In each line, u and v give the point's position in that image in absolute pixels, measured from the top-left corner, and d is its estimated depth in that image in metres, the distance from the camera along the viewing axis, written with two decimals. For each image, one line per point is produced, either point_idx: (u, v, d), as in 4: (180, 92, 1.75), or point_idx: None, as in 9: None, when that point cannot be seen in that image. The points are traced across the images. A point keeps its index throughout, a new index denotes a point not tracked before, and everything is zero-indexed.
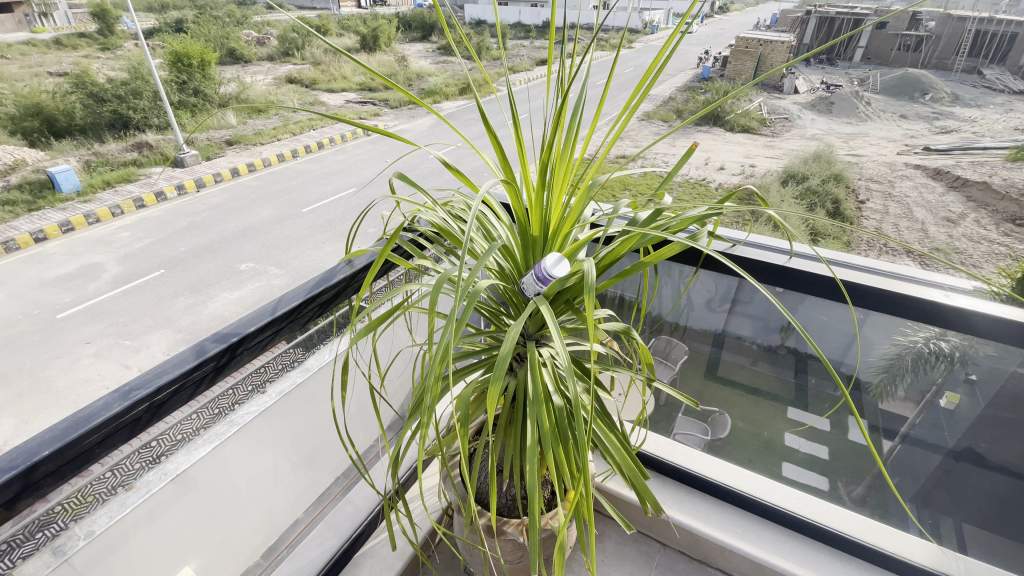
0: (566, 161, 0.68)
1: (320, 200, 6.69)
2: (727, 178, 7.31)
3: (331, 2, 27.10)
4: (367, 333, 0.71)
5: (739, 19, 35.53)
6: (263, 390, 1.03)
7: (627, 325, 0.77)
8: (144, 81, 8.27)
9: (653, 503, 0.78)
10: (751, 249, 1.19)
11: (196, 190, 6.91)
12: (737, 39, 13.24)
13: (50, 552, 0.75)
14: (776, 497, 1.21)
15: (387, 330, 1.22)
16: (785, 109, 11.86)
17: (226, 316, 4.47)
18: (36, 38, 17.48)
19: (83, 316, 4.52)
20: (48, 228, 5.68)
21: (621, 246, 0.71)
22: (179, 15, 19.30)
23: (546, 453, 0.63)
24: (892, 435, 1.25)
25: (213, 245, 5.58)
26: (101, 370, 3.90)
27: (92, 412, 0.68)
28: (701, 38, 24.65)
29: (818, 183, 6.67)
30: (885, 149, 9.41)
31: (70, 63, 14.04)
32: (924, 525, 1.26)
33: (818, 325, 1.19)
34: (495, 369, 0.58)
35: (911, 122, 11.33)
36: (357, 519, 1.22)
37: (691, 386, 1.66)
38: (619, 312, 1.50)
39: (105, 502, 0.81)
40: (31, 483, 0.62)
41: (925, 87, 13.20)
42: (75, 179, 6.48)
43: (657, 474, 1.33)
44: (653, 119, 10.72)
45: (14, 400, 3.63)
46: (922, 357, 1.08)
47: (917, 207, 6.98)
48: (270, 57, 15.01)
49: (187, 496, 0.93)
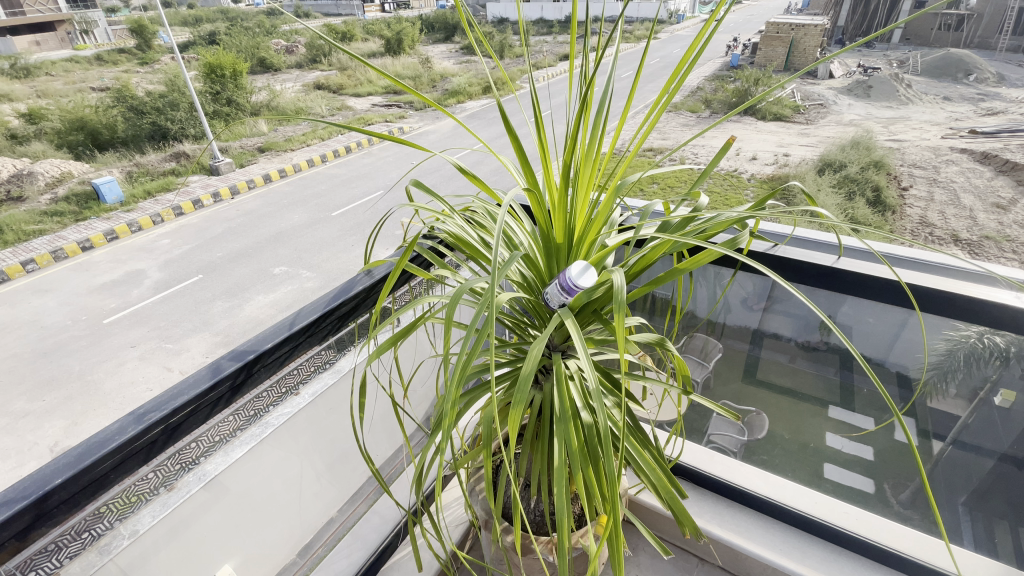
0: (591, 158, 0.63)
1: (348, 203, 6.79)
2: (761, 169, 7.08)
3: (357, 9, 27.54)
4: (384, 349, 0.68)
5: (765, 5, 34.43)
6: (297, 392, 1.01)
7: (662, 336, 0.71)
8: (180, 93, 8.48)
9: (692, 527, 0.72)
10: (794, 249, 1.12)
11: (231, 197, 7.10)
12: (767, 25, 12.81)
13: (96, 550, 0.75)
14: (823, 510, 1.14)
15: (409, 342, 1.21)
16: (820, 96, 11.41)
17: (260, 319, 4.56)
18: (79, 54, 18.25)
19: (127, 321, 4.69)
20: (93, 237, 5.92)
21: (654, 251, 0.66)
22: (211, 28, 19.91)
23: (576, 474, 0.58)
24: (943, 438, 1.17)
25: (248, 250, 5.72)
26: (145, 373, 4.02)
27: (106, 437, 0.68)
28: (729, 26, 23.99)
29: (857, 171, 6.37)
30: (928, 133, 8.96)
31: (111, 78, 14.66)
32: (980, 540, 1.15)
33: (863, 326, 1.12)
34: (520, 388, 0.55)
35: (956, 105, 10.77)
36: (385, 531, 1.18)
37: (728, 387, 1.61)
38: (652, 317, 1.44)
39: (149, 501, 0.80)
40: (44, 512, 0.63)
41: (970, 67, 12.50)
42: (118, 190, 6.74)
43: (695, 488, 1.26)
44: (680, 109, 10.46)
45: (65, 403, 3.81)
46: (977, 352, 1.00)
47: (965, 193, 6.62)
48: (298, 65, 15.35)
49: (223, 500, 0.94)
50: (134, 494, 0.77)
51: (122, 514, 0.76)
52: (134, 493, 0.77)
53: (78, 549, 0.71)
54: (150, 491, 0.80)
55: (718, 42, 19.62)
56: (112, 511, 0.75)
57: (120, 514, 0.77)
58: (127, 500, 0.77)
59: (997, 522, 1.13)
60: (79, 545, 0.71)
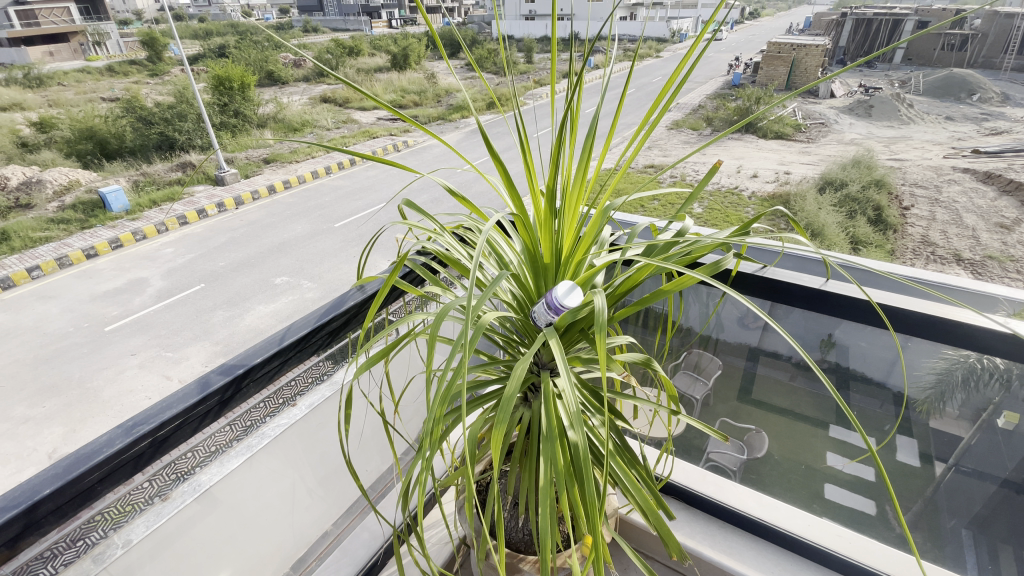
0: (577, 182, 0.65)
1: (351, 215, 6.85)
2: (761, 187, 7.12)
3: (365, 25, 28.06)
4: (369, 366, 0.67)
5: (769, 25, 34.86)
6: (292, 404, 1.03)
7: (649, 355, 0.71)
8: (189, 105, 8.61)
9: (677, 548, 0.71)
10: (784, 271, 1.12)
11: (236, 207, 7.15)
12: (769, 45, 12.99)
13: (91, 559, 0.78)
14: (816, 533, 1.13)
15: (401, 358, 1.23)
16: (821, 115, 11.52)
17: (261, 329, 4.57)
18: (91, 65, 18.51)
19: (128, 328, 4.70)
20: (98, 245, 5.96)
21: (640, 272, 0.67)
22: (222, 41, 20.23)
23: (563, 496, 0.58)
24: (945, 461, 1.17)
25: (250, 260, 5.76)
26: (144, 382, 4.02)
27: (94, 449, 0.68)
28: (732, 45, 24.30)
29: (858, 190, 6.41)
30: (930, 153, 9.01)
31: (121, 89, 14.88)
32: (984, 566, 1.14)
33: (859, 348, 1.14)
34: (502, 408, 0.55)
35: (958, 125, 10.84)
36: (373, 547, 1.12)
37: (725, 405, 1.59)
38: (646, 333, 1.45)
39: (142, 511, 0.83)
40: (33, 522, 0.63)
41: (973, 88, 12.58)
42: (124, 199, 6.80)
43: (687, 508, 1.25)
44: (682, 127, 10.58)
45: (64, 410, 3.80)
46: (974, 373, 0.99)
47: (968, 213, 6.63)
48: (306, 79, 15.57)
49: (215, 511, 0.95)
50: (129, 504, 0.79)
51: (115, 524, 0.78)
52: (128, 502, 0.79)
53: (71, 557, 0.73)
54: (144, 501, 0.82)
55: (720, 61, 19.86)
56: (105, 521, 0.77)
57: (113, 523, 0.79)
58: (122, 509, 0.79)
59: (1001, 547, 1.12)
60: (73, 553, 0.73)
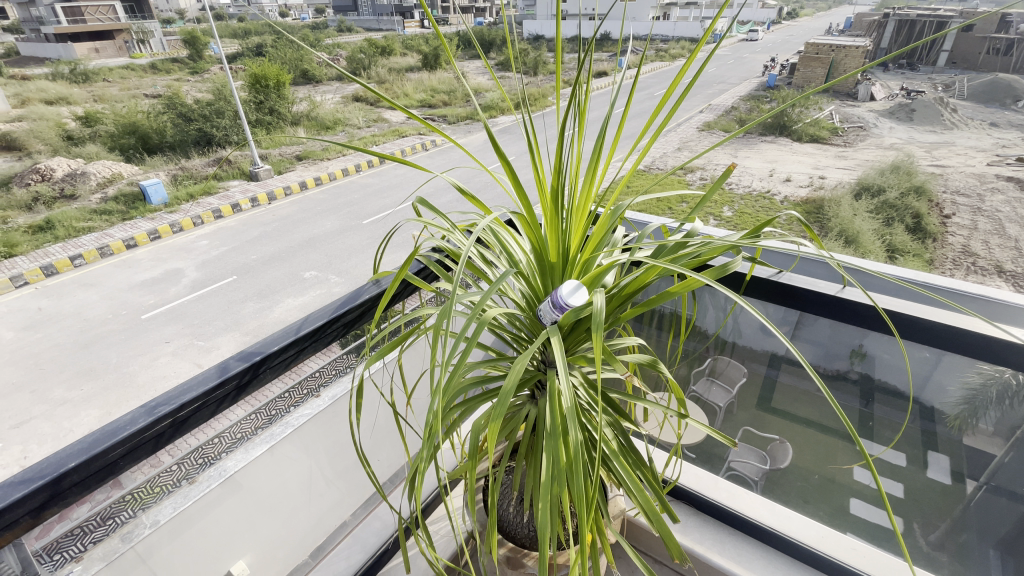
0: (586, 187, 0.66)
1: (379, 212, 6.95)
2: (794, 191, 6.93)
3: (397, 24, 28.40)
4: (380, 358, 0.69)
5: (807, 25, 33.87)
6: (316, 395, 1.07)
7: (656, 357, 0.71)
8: (226, 102, 8.87)
9: (679, 550, 0.71)
10: (800, 277, 1.11)
11: (268, 202, 7.34)
12: (806, 46, 12.71)
13: (119, 537, 0.83)
14: (830, 545, 1.10)
15: (414, 352, 1.25)
16: (859, 118, 11.14)
17: (288, 322, 4.68)
18: (135, 62, 19.17)
19: (164, 317, 4.88)
20: (138, 236, 6.20)
21: (648, 272, 0.66)
22: (259, 40, 20.74)
23: (568, 491, 0.58)
24: (977, 480, 1.12)
25: (281, 254, 5.91)
26: (177, 369, 4.17)
27: (118, 427, 0.72)
28: (767, 46, 23.72)
29: (896, 197, 6.18)
30: (974, 159, 8.63)
31: (164, 86, 15.40)
32: None
33: (884, 360, 1.11)
34: (500, 402, 0.56)
35: (1004, 131, 10.37)
36: (384, 536, 1.17)
37: (748, 412, 1.54)
38: (660, 334, 1.44)
39: (171, 493, 0.88)
40: (58, 492, 0.66)
41: (1021, 93, 12.04)
42: (163, 192, 7.05)
43: (698, 513, 1.23)
44: (713, 129, 10.37)
45: (101, 393, 3.97)
46: (1011, 390, 0.96)
47: (1012, 222, 6.33)
48: (339, 77, 15.85)
49: (235, 495, 0.97)
50: None
51: None
52: None
53: (101, 535, 0.80)
54: (172, 484, 0.87)
55: (756, 62, 19.38)
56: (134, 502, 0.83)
57: (141, 505, 0.85)
58: None
59: None
60: (102, 532, 0.80)
